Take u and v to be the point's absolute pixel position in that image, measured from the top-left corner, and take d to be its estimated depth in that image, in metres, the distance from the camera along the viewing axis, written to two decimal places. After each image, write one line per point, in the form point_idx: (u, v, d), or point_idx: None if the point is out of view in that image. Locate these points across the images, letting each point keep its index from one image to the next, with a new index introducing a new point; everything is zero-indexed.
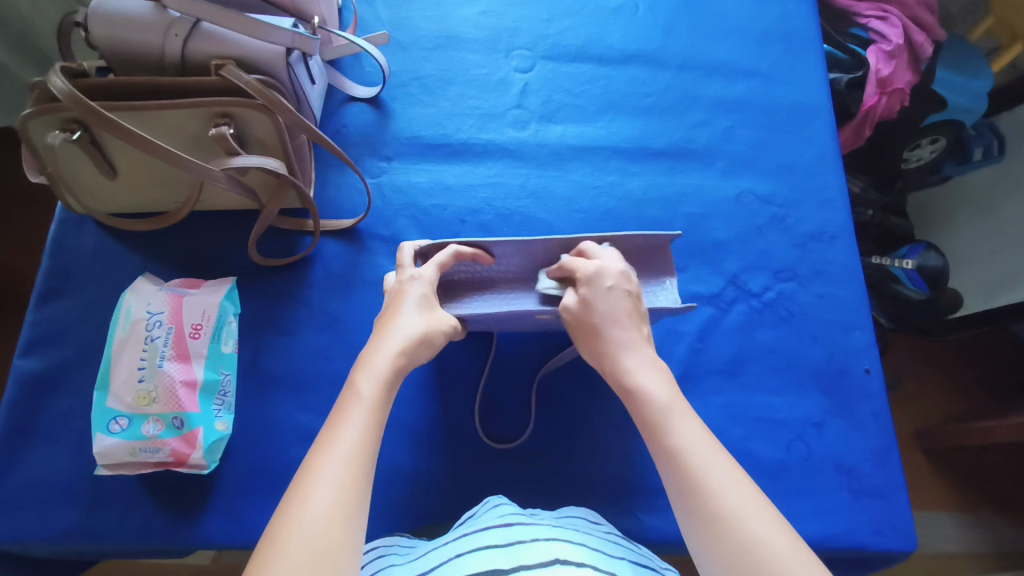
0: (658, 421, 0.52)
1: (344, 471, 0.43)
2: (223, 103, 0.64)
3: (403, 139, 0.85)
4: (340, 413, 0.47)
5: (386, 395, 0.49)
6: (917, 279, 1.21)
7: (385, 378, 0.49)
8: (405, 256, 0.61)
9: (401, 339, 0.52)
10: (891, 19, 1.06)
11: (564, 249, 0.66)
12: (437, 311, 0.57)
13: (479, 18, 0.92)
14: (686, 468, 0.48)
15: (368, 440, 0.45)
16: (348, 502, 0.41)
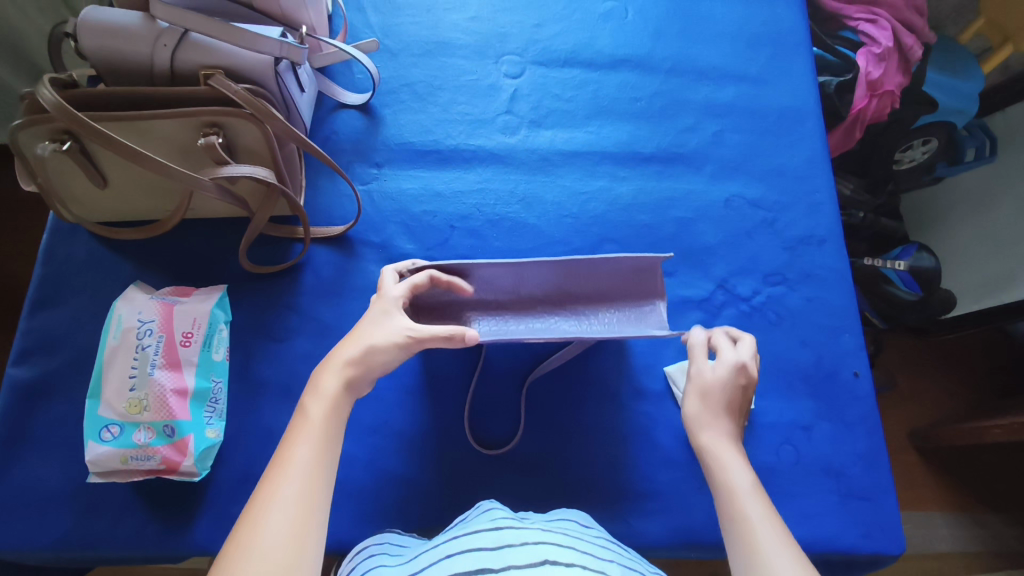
0: (732, 501, 0.55)
1: (298, 488, 0.46)
2: (212, 112, 0.64)
3: (393, 145, 0.85)
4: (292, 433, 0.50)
5: (338, 413, 0.52)
6: (910, 280, 1.21)
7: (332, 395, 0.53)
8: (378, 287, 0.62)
9: (356, 359, 0.55)
10: (880, 21, 1.06)
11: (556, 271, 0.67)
12: (394, 321, 0.58)
13: (469, 24, 0.93)
14: (747, 532, 0.52)
15: (321, 456, 0.49)
16: (307, 511, 0.45)
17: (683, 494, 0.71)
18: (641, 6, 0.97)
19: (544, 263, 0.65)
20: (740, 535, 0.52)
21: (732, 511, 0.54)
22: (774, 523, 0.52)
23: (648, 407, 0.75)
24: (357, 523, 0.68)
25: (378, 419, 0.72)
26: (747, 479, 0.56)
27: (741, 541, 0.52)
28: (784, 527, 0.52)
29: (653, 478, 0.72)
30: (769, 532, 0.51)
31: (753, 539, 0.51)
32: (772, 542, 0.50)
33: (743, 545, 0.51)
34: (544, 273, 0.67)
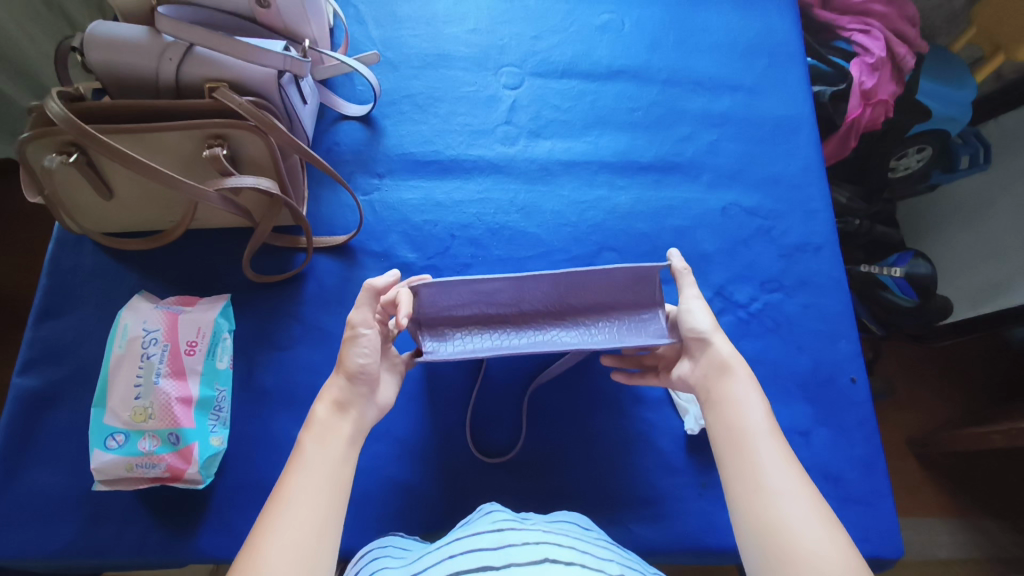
0: (732, 417, 0.56)
1: (312, 499, 0.49)
2: (216, 124, 0.66)
3: (394, 156, 0.86)
4: (299, 449, 0.53)
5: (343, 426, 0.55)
6: (906, 287, 1.22)
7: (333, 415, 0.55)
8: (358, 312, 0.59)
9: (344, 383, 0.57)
10: (873, 32, 1.07)
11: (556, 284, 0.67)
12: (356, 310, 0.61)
13: (468, 37, 0.94)
14: (748, 452, 0.53)
15: (333, 466, 0.52)
16: (320, 518, 0.48)
17: (683, 500, 0.72)
18: (637, 18, 0.99)
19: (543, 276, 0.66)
20: (742, 454, 0.53)
21: (736, 427, 0.55)
22: (776, 442, 0.54)
23: (647, 413, 0.76)
24: (360, 529, 0.68)
25: (380, 426, 0.72)
26: (751, 394, 0.57)
27: (744, 459, 0.53)
28: (785, 446, 0.54)
29: (653, 484, 0.72)
30: (773, 454, 0.53)
31: (758, 459, 0.53)
32: (773, 462, 0.52)
33: (745, 465, 0.53)
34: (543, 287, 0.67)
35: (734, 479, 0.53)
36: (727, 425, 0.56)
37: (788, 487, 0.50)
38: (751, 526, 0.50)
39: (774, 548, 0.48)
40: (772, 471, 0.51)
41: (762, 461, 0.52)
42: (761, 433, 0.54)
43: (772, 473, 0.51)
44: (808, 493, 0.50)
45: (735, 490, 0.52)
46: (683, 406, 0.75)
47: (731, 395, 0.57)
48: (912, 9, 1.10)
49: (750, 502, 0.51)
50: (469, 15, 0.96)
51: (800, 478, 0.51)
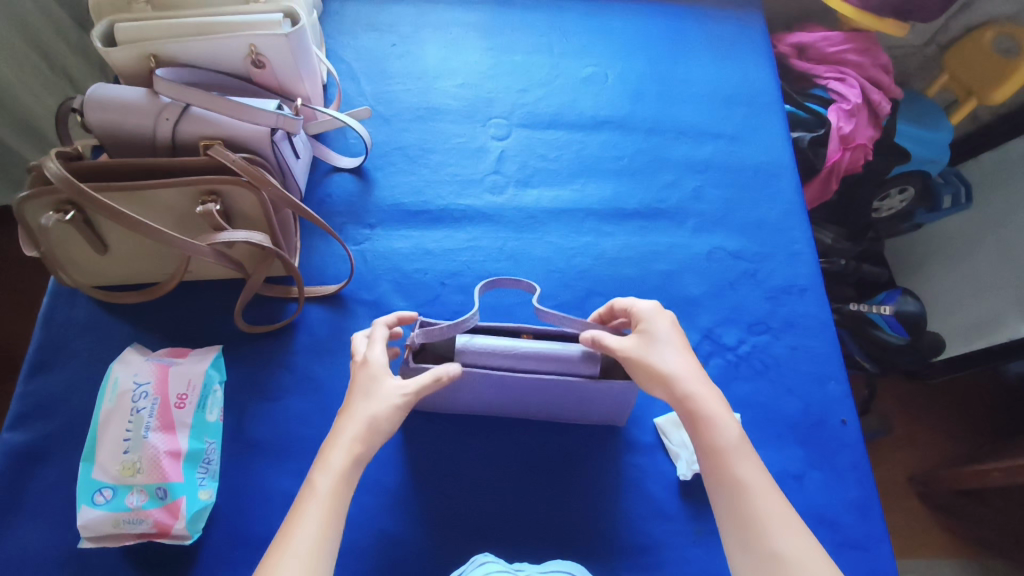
0: (722, 462, 0.57)
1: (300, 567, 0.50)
2: (210, 181, 0.68)
3: (386, 206, 0.88)
4: (298, 508, 0.53)
5: (344, 486, 0.55)
6: (896, 325, 1.24)
7: (343, 474, 0.55)
8: (371, 366, 0.61)
9: (346, 449, 0.56)
10: (849, 80, 1.10)
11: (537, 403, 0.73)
12: (382, 388, 0.59)
13: (457, 91, 0.98)
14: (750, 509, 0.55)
15: (326, 529, 0.52)
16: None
17: (677, 547, 0.71)
18: (620, 71, 1.03)
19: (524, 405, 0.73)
20: (738, 510, 0.55)
21: (729, 475, 0.56)
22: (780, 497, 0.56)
23: (640, 459, 0.76)
24: None
25: (370, 478, 0.72)
26: (736, 433, 0.58)
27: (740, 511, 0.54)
28: None
29: (647, 532, 0.71)
30: (771, 506, 0.54)
31: (755, 510, 0.54)
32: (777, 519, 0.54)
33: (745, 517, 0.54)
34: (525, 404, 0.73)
35: (734, 534, 0.54)
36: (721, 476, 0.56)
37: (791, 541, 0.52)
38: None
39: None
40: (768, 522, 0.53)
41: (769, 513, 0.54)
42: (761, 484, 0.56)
43: (773, 537, 0.53)
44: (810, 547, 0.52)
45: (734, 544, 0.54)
46: (675, 451, 0.76)
47: (718, 439, 0.57)
48: (885, 57, 1.14)
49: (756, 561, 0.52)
50: (458, 71, 1.00)
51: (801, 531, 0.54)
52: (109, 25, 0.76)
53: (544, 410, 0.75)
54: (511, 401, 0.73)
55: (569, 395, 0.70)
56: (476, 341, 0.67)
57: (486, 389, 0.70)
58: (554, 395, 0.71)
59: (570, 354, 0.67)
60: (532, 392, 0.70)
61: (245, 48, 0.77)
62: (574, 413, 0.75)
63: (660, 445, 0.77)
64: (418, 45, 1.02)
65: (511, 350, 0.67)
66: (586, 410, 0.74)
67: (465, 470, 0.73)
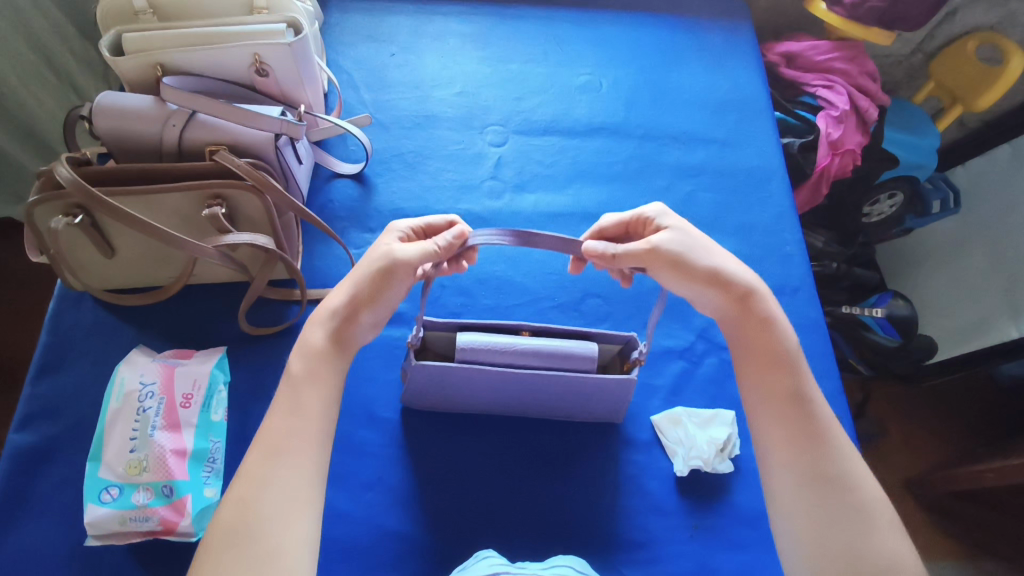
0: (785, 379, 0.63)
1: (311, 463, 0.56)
2: (216, 185, 0.69)
3: (386, 212, 0.90)
4: (334, 375, 0.61)
5: (330, 376, 0.61)
6: (888, 326, 1.27)
7: (325, 353, 0.61)
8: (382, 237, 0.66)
9: (330, 317, 0.62)
10: (836, 87, 1.13)
11: (534, 399, 0.74)
12: (374, 258, 0.64)
13: (455, 99, 1.01)
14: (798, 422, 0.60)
15: (316, 431, 0.58)
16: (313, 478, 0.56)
17: (674, 543, 0.72)
18: (614, 80, 1.06)
19: (521, 403, 0.75)
20: (795, 431, 0.60)
21: (785, 386, 0.62)
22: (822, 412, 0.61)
23: (637, 456, 0.77)
24: None
25: (373, 476, 0.73)
26: (793, 339, 0.65)
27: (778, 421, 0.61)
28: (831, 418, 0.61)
29: (645, 528, 0.73)
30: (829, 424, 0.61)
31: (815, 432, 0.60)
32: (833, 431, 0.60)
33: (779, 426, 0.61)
34: (524, 401, 0.75)
35: (785, 445, 0.60)
36: (767, 394, 0.63)
37: (815, 440, 0.59)
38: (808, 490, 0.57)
39: (824, 505, 0.56)
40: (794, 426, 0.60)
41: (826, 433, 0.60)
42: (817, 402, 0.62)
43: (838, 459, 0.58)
44: (855, 463, 0.59)
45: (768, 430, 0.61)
46: (671, 448, 0.77)
47: (792, 353, 0.64)
48: (871, 65, 1.17)
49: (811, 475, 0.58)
50: (455, 80, 1.02)
51: (852, 458, 0.59)
52: (116, 35, 0.78)
53: (543, 408, 0.76)
54: (510, 399, 0.75)
55: (568, 393, 0.72)
56: (478, 339, 0.69)
57: (491, 387, 0.72)
58: (553, 392, 0.72)
59: (566, 349, 0.69)
60: (532, 390, 0.72)
61: (248, 57, 0.79)
62: (572, 410, 0.76)
63: (656, 442, 0.78)
64: (415, 55, 1.04)
65: (513, 347, 0.69)
66: (585, 407, 0.75)
67: (466, 468, 0.74)
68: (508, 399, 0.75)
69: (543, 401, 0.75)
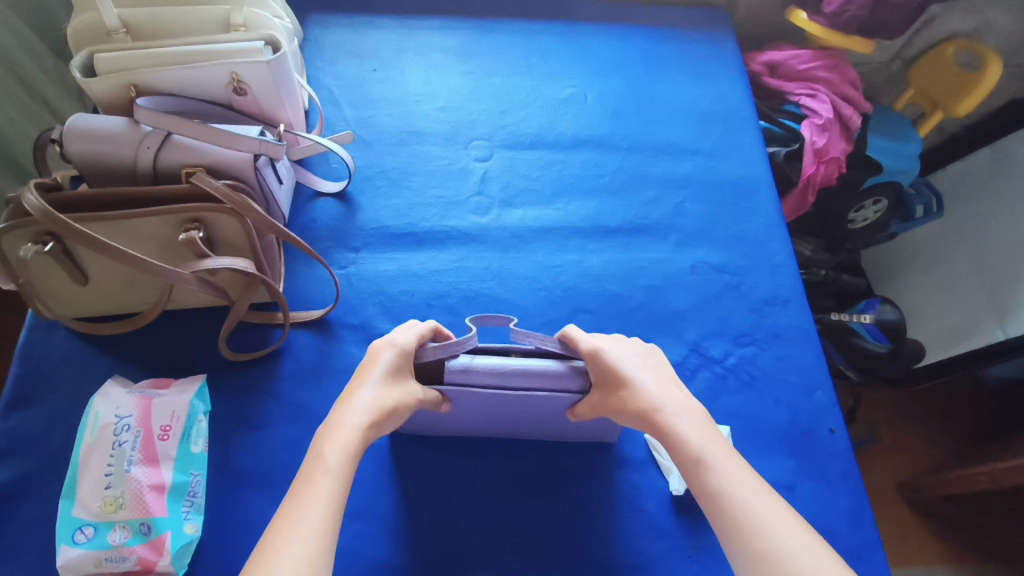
0: (700, 475, 0.58)
1: (308, 547, 0.49)
2: (193, 209, 0.67)
3: (370, 230, 0.88)
4: (305, 481, 0.54)
5: (349, 461, 0.56)
6: (876, 333, 1.27)
7: (350, 450, 0.57)
8: (398, 355, 0.64)
9: (358, 435, 0.58)
10: (819, 96, 1.13)
11: (529, 422, 0.73)
12: (405, 382, 0.63)
13: (439, 114, 0.99)
14: (728, 515, 0.55)
15: (332, 505, 0.53)
16: (312, 568, 0.48)
17: (673, 564, 0.70)
18: (599, 92, 1.05)
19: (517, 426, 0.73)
20: (727, 519, 0.55)
21: (704, 485, 0.57)
22: (748, 485, 0.57)
23: (632, 475, 0.75)
24: None
25: (362, 505, 0.70)
26: None
27: (728, 505, 0.55)
28: (756, 485, 0.57)
29: (642, 549, 0.71)
30: (757, 500, 0.56)
31: (743, 514, 0.55)
32: (763, 513, 0.55)
33: (731, 510, 0.55)
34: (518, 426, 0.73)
35: (733, 545, 0.54)
36: (699, 487, 0.58)
37: (782, 537, 0.53)
38: None
39: None
40: (744, 495, 0.56)
41: (752, 513, 0.55)
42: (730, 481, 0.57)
43: (770, 534, 0.53)
44: (793, 539, 0.53)
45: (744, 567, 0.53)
46: (667, 466, 0.75)
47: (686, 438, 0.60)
48: (853, 73, 1.17)
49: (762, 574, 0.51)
50: (438, 94, 1.01)
51: (788, 536, 0.53)
52: (88, 55, 0.76)
53: (539, 430, 0.74)
54: (505, 420, 0.72)
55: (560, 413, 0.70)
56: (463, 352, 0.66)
57: (481, 405, 0.68)
58: (547, 413, 0.70)
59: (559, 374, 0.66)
60: (525, 412, 0.70)
61: (226, 76, 0.77)
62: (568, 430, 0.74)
63: (651, 460, 0.77)
64: (398, 70, 1.03)
65: (503, 367, 0.65)
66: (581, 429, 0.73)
67: (456, 494, 0.72)
68: (502, 423, 0.73)
69: (537, 423, 0.73)
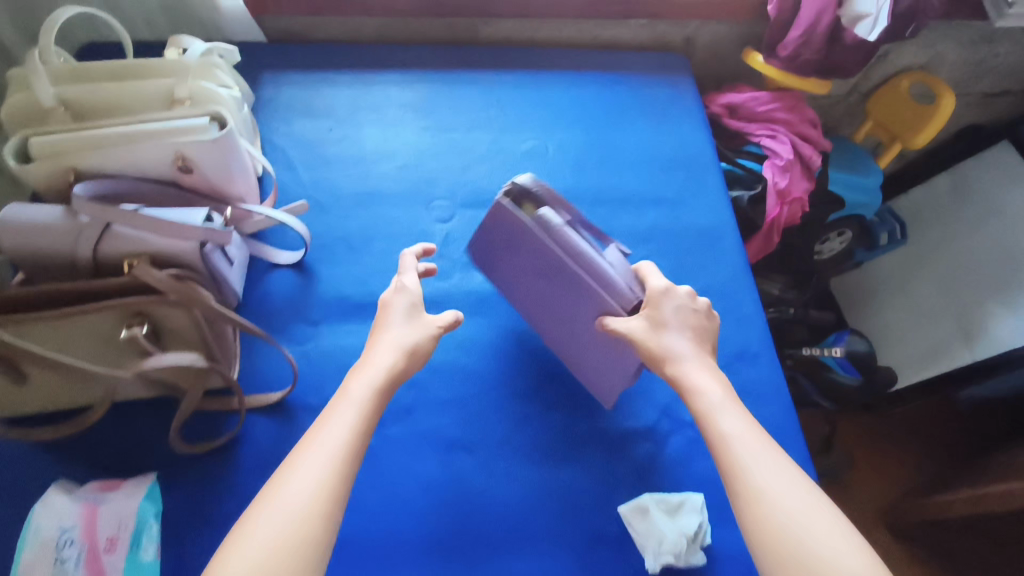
0: (711, 419, 0.65)
1: (324, 466, 0.57)
2: (135, 302, 0.64)
3: (329, 302, 0.86)
4: (331, 409, 0.63)
5: (373, 393, 0.64)
6: (848, 366, 1.27)
7: (375, 386, 0.65)
8: (407, 300, 0.73)
9: (379, 374, 0.66)
10: (780, 137, 1.14)
11: (559, 329, 0.82)
12: (420, 318, 0.73)
13: (398, 174, 0.97)
14: (729, 459, 0.62)
15: (352, 431, 0.60)
16: (327, 483, 0.56)
17: None
18: (560, 143, 1.04)
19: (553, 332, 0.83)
20: (727, 463, 0.62)
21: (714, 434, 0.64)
22: (751, 439, 0.63)
23: (608, 551, 0.74)
24: None
25: None
26: None
27: (729, 453, 0.62)
28: (759, 439, 0.64)
29: None
30: (754, 451, 0.62)
31: (740, 460, 0.62)
32: (754, 463, 0.61)
33: (731, 457, 0.62)
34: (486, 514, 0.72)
35: (739, 493, 0.60)
36: (709, 431, 0.65)
37: (773, 481, 0.60)
38: (755, 523, 0.58)
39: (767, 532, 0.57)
40: (742, 442, 0.63)
41: (745, 459, 0.62)
42: (736, 431, 0.64)
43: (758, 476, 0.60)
44: (774, 485, 0.59)
45: (744, 508, 0.59)
46: (642, 542, 0.73)
47: (697, 385, 0.68)
48: (811, 112, 1.17)
49: (751, 511, 0.59)
50: (397, 153, 0.99)
51: (774, 484, 0.59)
52: (22, 138, 0.72)
53: (571, 346, 0.81)
54: (547, 301, 0.80)
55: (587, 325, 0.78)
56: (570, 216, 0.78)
57: (537, 257, 0.77)
58: (580, 316, 0.78)
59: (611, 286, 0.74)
60: (561, 307, 0.79)
61: (171, 154, 0.74)
62: (586, 365, 0.81)
63: (626, 532, 0.75)
64: (356, 129, 1.01)
65: (579, 247, 0.73)
66: (600, 359, 0.78)
67: None
68: (543, 319, 0.83)
69: (563, 335, 0.81)
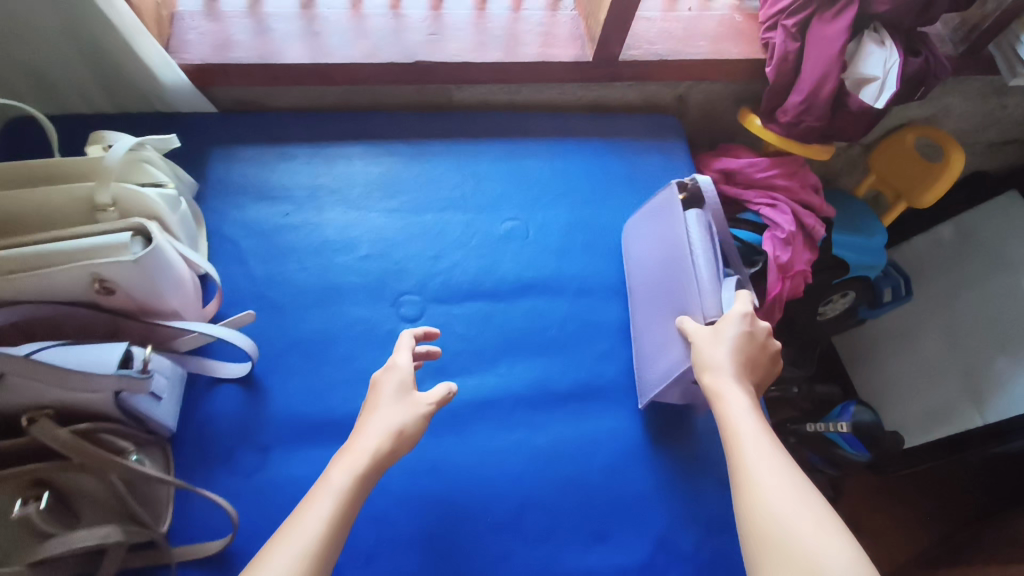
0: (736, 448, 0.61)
1: (296, 554, 0.51)
2: (32, 472, 0.56)
3: (280, 422, 0.76)
4: (311, 498, 0.56)
5: (357, 479, 0.57)
6: (855, 441, 1.14)
7: (358, 474, 0.58)
8: (401, 373, 0.67)
9: (359, 461, 0.59)
10: (780, 206, 1.05)
11: (646, 309, 0.84)
12: (414, 395, 0.66)
13: (361, 265, 0.87)
14: (750, 499, 0.57)
15: (334, 514, 0.55)
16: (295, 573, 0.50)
17: None
18: (542, 222, 0.95)
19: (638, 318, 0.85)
20: (749, 507, 0.56)
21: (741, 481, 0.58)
22: (775, 472, 0.58)
23: None
24: None
25: None
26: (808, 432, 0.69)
27: (750, 497, 0.57)
28: (787, 475, 0.57)
29: None
30: (779, 489, 0.56)
31: (765, 507, 0.55)
32: (780, 504, 0.55)
33: (753, 500, 0.56)
34: None
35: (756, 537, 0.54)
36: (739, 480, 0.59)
37: (797, 522, 0.53)
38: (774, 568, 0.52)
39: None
40: (755, 443, 0.61)
41: (771, 506, 0.55)
42: (765, 471, 0.58)
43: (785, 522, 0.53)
44: (797, 526, 0.53)
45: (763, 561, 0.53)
46: None
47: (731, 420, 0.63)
48: (813, 177, 1.09)
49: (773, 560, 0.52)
50: (361, 239, 0.89)
51: (796, 524, 0.53)
52: None
53: (648, 335, 0.82)
54: (653, 283, 0.83)
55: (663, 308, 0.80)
56: (713, 224, 0.77)
57: (667, 242, 0.80)
58: (664, 303, 0.80)
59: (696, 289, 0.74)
60: (656, 290, 0.82)
61: (87, 278, 0.64)
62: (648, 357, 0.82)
63: None
64: (315, 213, 0.91)
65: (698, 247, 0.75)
66: (660, 353, 0.79)
67: None
68: (638, 299, 0.86)
69: (644, 316, 0.84)
